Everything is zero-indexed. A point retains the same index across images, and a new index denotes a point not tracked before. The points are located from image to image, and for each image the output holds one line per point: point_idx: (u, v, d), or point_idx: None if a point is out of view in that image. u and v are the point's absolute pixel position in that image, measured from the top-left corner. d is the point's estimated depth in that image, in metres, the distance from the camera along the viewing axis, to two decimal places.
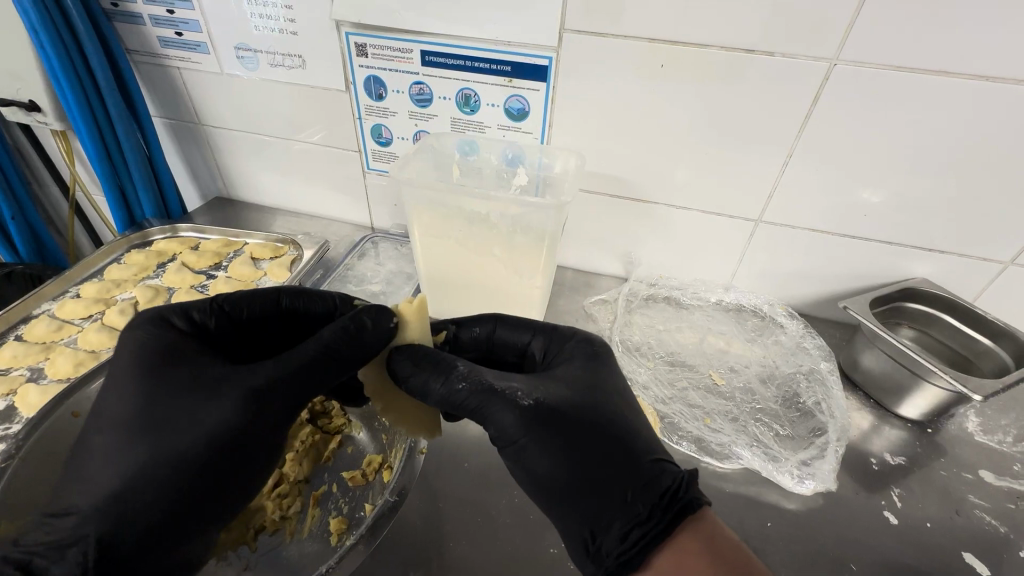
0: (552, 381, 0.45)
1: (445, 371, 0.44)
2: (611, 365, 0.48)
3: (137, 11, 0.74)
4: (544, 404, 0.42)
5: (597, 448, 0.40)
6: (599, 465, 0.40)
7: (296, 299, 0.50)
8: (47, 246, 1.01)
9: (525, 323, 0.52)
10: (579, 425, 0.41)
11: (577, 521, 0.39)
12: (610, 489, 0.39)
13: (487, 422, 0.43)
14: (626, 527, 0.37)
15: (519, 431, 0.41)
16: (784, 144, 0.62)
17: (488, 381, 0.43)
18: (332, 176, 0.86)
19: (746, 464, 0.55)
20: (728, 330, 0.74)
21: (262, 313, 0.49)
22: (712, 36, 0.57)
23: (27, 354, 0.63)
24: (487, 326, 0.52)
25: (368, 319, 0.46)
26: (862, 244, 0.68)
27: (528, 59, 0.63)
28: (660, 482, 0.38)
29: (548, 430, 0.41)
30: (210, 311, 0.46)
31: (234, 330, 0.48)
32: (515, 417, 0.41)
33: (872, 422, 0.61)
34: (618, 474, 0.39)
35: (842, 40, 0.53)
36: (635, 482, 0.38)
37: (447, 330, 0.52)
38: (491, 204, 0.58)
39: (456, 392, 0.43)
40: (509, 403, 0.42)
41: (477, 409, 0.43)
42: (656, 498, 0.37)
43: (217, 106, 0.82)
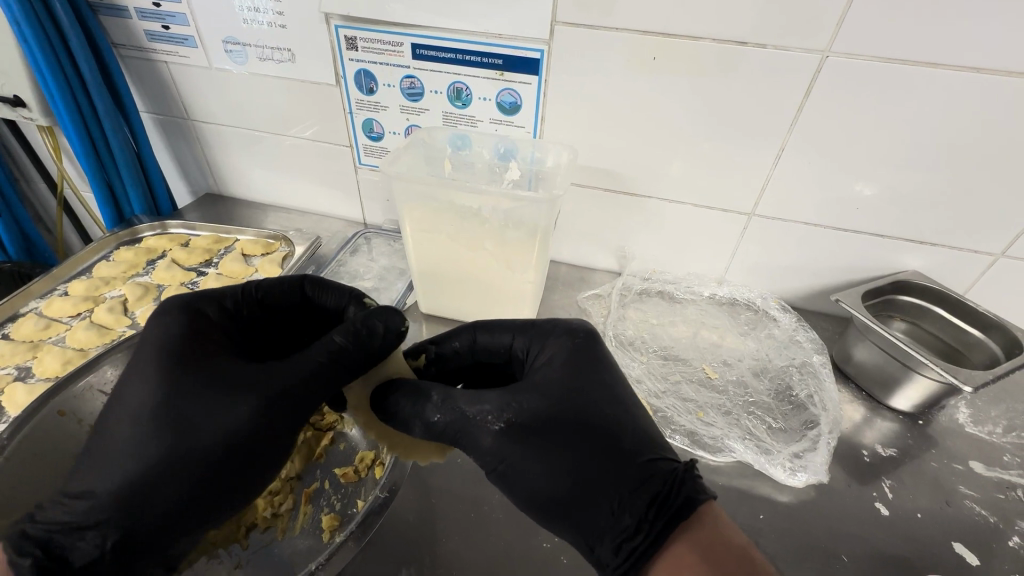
0: (527, 391, 0.44)
1: (421, 401, 0.44)
2: (597, 359, 0.47)
3: (122, 5, 0.73)
4: (517, 424, 0.41)
5: (580, 459, 0.40)
6: (584, 477, 0.40)
7: (319, 291, 0.51)
8: (35, 244, 0.99)
9: (501, 330, 0.51)
10: (556, 440, 0.41)
11: (572, 534, 0.40)
12: (598, 502, 0.39)
13: (468, 448, 0.43)
14: (618, 540, 0.37)
15: (497, 457, 0.42)
16: (776, 138, 0.62)
17: (461, 409, 0.43)
18: (323, 171, 0.85)
19: (739, 457, 0.55)
20: (722, 324, 0.74)
21: (286, 304, 0.51)
22: (704, 28, 0.56)
23: (14, 353, 0.62)
24: (465, 338, 0.51)
25: (378, 325, 0.46)
26: (854, 237, 0.68)
27: (519, 51, 0.63)
28: (648, 490, 0.38)
29: (526, 451, 0.41)
30: (241, 296, 0.48)
31: (261, 317, 0.50)
32: (491, 443, 0.42)
33: (863, 414, 0.62)
34: (603, 484, 0.39)
35: (833, 31, 0.53)
36: (623, 493, 0.38)
37: (427, 352, 0.52)
38: (483, 198, 0.57)
39: (432, 424, 0.44)
40: (483, 430, 0.42)
41: (457, 436, 0.43)
42: (644, 508, 0.38)
43: (206, 100, 0.81)
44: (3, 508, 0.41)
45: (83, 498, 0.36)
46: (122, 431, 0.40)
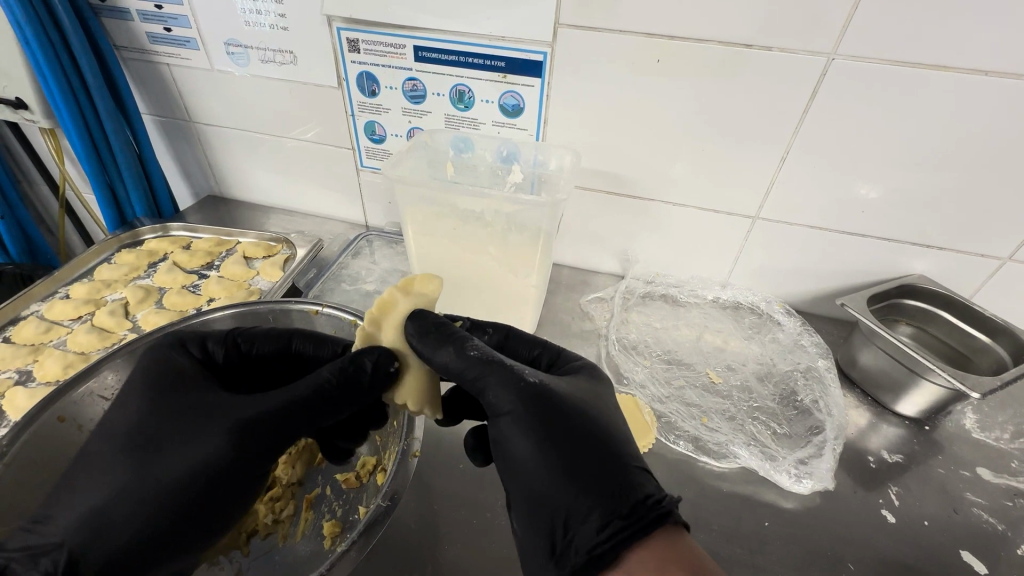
0: (556, 378, 0.44)
1: (460, 336, 0.44)
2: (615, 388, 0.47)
3: (124, 7, 0.73)
4: (546, 389, 0.41)
5: (590, 443, 0.39)
6: (591, 455, 0.38)
7: (306, 342, 0.48)
8: (37, 245, 1.00)
9: (535, 338, 0.51)
10: (575, 417, 0.40)
11: (553, 507, 0.37)
12: (597, 483, 0.37)
13: (484, 393, 0.42)
14: (605, 519, 0.35)
15: (515, 407, 0.40)
16: (781, 141, 0.62)
17: (497, 357, 0.43)
18: (326, 173, 0.85)
19: (744, 463, 0.54)
20: (725, 328, 0.73)
21: (271, 353, 0.48)
22: (708, 32, 0.56)
23: (15, 355, 0.62)
24: (499, 332, 0.51)
25: (368, 364, 0.44)
26: (860, 241, 0.67)
27: (522, 54, 0.63)
28: (643, 487, 0.37)
29: (544, 413, 0.40)
30: (223, 341, 0.47)
31: (239, 364, 0.47)
32: (515, 392, 0.40)
33: (869, 419, 0.61)
34: (605, 466, 0.38)
35: (839, 34, 0.53)
36: (623, 481, 0.37)
37: (463, 322, 0.52)
38: (485, 201, 0.57)
39: (464, 357, 0.43)
40: (513, 377, 0.41)
41: (476, 380, 0.42)
42: (640, 496, 0.36)
43: (208, 103, 0.81)
44: (5, 514, 0.41)
45: (85, 505, 0.36)
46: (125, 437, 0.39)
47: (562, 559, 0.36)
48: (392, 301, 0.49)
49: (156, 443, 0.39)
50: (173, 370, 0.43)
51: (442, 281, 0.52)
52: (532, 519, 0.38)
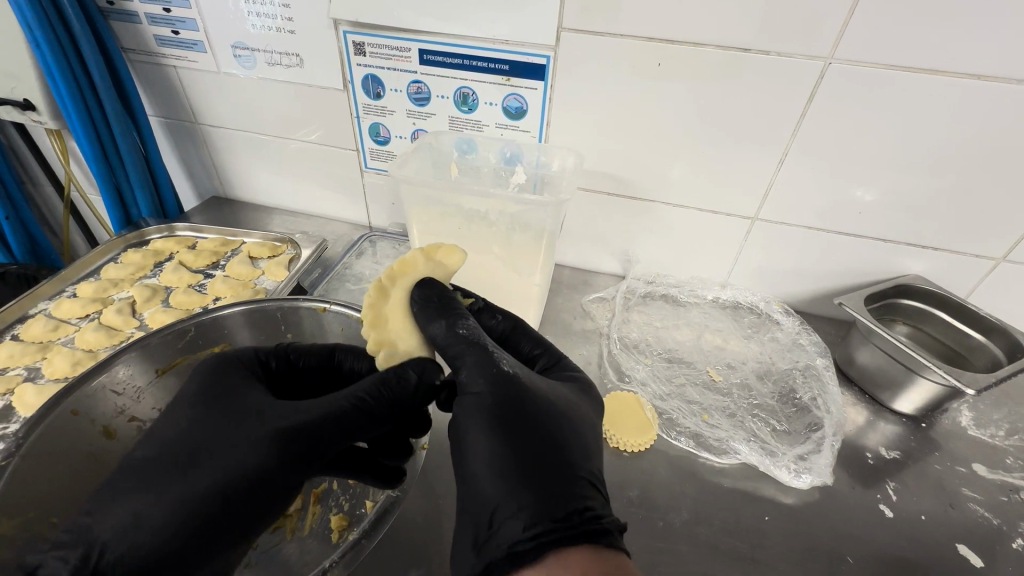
0: (536, 377, 0.45)
1: (456, 313, 0.47)
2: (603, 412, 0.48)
3: (133, 10, 0.74)
4: (517, 382, 0.42)
5: (546, 444, 0.39)
6: (542, 454, 0.38)
7: (348, 354, 0.51)
8: (41, 246, 1.00)
9: (539, 338, 0.52)
10: (539, 416, 0.41)
11: (488, 494, 0.37)
12: (540, 482, 0.37)
13: (460, 370, 0.44)
14: (535, 518, 0.34)
15: (482, 389, 0.41)
16: (779, 143, 0.63)
17: (483, 341, 0.44)
18: (330, 175, 0.86)
19: (744, 459, 0.55)
20: (725, 328, 0.74)
21: (315, 366, 0.50)
22: (708, 36, 0.57)
23: (24, 353, 0.63)
24: (507, 321, 0.52)
25: (412, 376, 0.45)
26: (857, 242, 0.68)
27: (526, 58, 0.64)
28: (584, 499, 0.36)
29: (508, 402, 0.41)
30: (275, 353, 0.49)
31: (284, 378, 0.50)
32: (487, 375, 0.42)
33: (867, 417, 0.62)
34: (554, 469, 0.38)
35: (836, 38, 0.54)
36: (566, 487, 0.37)
37: (475, 300, 0.53)
38: (490, 201, 0.58)
39: (451, 333, 0.45)
40: (489, 361, 0.42)
41: (456, 356, 0.44)
42: (579, 506, 0.36)
43: (214, 104, 0.81)
44: (21, 506, 0.42)
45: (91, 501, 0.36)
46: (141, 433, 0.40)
47: (481, 548, 0.35)
48: (413, 262, 0.51)
49: (178, 442, 0.39)
50: (219, 379, 0.44)
51: (464, 253, 0.53)
52: (468, 502, 0.38)
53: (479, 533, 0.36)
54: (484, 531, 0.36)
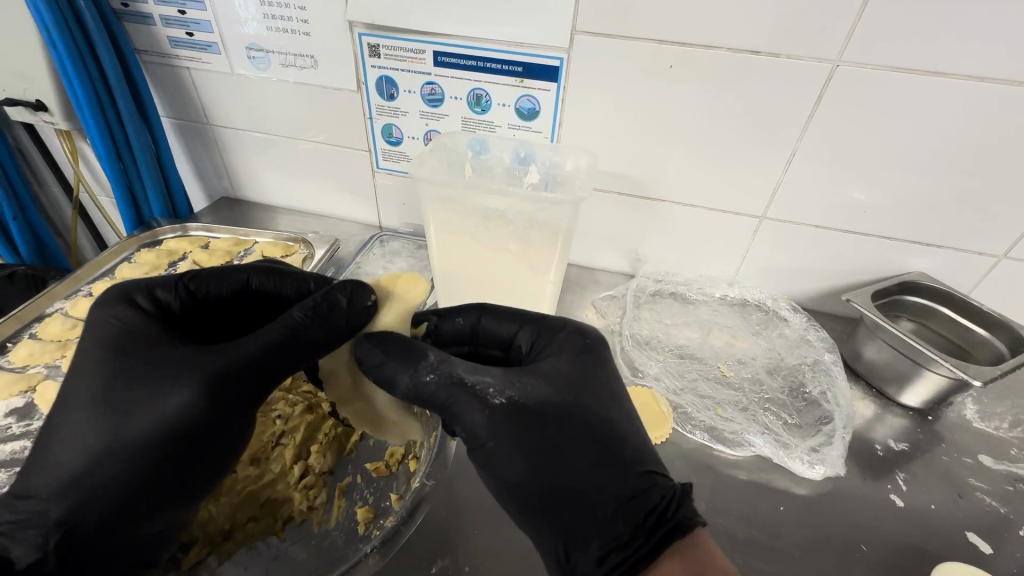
0: (531, 374, 0.45)
1: (414, 359, 0.45)
2: (602, 361, 0.49)
3: (147, 12, 0.74)
4: (518, 402, 0.43)
5: (581, 460, 0.42)
6: (583, 476, 0.41)
7: (265, 279, 0.51)
8: (50, 247, 1.00)
9: (513, 314, 0.52)
10: (558, 431, 0.42)
11: (553, 533, 0.41)
12: (593, 508, 0.40)
13: (456, 417, 0.44)
14: (602, 549, 0.39)
15: (489, 430, 0.43)
16: (788, 143, 0.64)
17: (458, 375, 0.44)
18: (341, 175, 0.87)
19: (758, 451, 0.56)
20: (734, 324, 0.75)
21: (228, 293, 0.50)
22: (719, 38, 0.59)
23: (44, 351, 0.62)
24: (470, 316, 0.52)
25: (341, 299, 0.47)
26: (863, 239, 0.70)
27: (540, 60, 0.65)
28: (648, 501, 0.40)
29: (519, 428, 0.42)
30: (173, 288, 0.47)
31: (199, 310, 0.49)
32: (485, 414, 0.43)
33: (874, 411, 0.63)
34: (604, 486, 0.41)
35: (843, 42, 0.56)
36: (619, 499, 0.40)
37: (428, 322, 0.52)
38: (507, 199, 0.58)
39: (422, 384, 0.44)
40: (479, 401, 0.43)
41: (446, 402, 0.44)
42: (641, 517, 0.40)
43: (227, 106, 0.82)
44: None
45: None
46: (145, 414, 0.40)
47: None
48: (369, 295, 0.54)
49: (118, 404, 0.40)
50: (139, 328, 0.43)
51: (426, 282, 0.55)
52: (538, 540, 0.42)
53: (559, 566, 0.41)
54: (566, 564, 0.40)
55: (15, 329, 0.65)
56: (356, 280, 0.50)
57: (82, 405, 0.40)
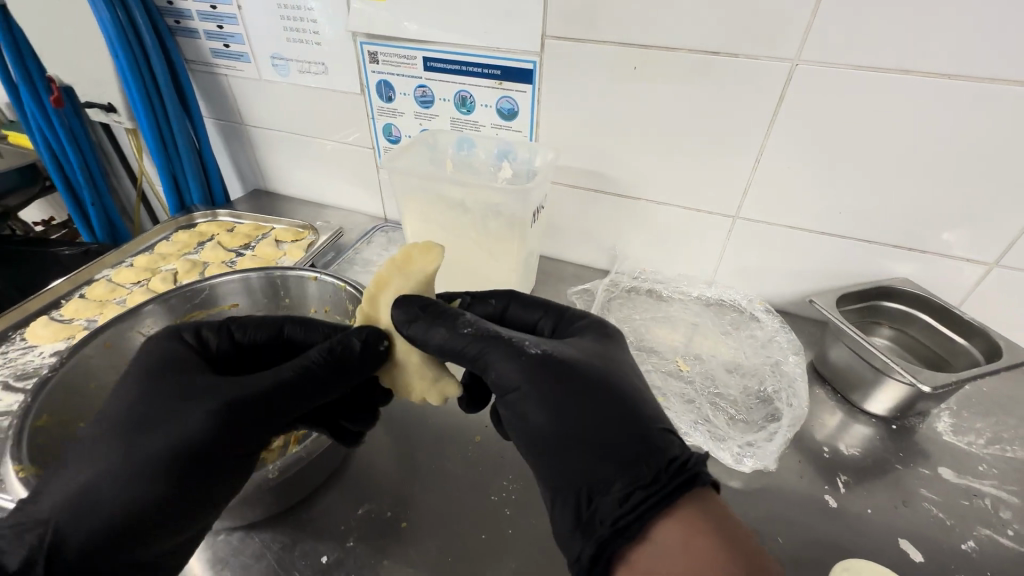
0: (560, 344, 0.48)
1: (452, 317, 0.48)
2: (620, 345, 0.51)
3: (194, 27, 0.87)
4: (548, 356, 0.45)
5: (603, 412, 0.43)
6: (607, 425, 0.42)
7: (296, 329, 0.52)
8: (119, 230, 1.17)
9: (540, 300, 0.56)
10: (587, 385, 0.44)
11: (577, 475, 0.41)
12: (615, 454, 0.40)
13: (489, 368, 0.46)
14: (629, 488, 0.38)
15: (519, 381, 0.44)
16: (754, 142, 0.65)
17: (496, 331, 0.46)
18: (351, 171, 0.96)
19: (690, 440, 0.57)
20: (704, 323, 0.75)
21: (264, 341, 0.52)
22: (679, 39, 0.61)
23: (87, 308, 0.74)
24: (501, 301, 0.56)
25: (355, 342, 0.48)
26: (840, 242, 0.69)
27: (515, 63, 0.70)
28: (665, 453, 0.40)
29: (548, 380, 0.44)
30: (216, 329, 0.51)
31: (236, 353, 0.52)
32: (516, 364, 0.44)
33: (836, 417, 0.62)
34: (629, 435, 0.41)
35: (800, 41, 0.56)
36: (643, 450, 0.40)
37: (461, 300, 0.56)
38: (467, 190, 0.63)
39: (459, 334, 0.46)
40: (515, 351, 0.45)
41: (479, 354, 0.46)
42: (663, 463, 0.39)
43: (258, 108, 0.94)
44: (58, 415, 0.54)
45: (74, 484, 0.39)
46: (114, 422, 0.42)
47: (585, 524, 0.39)
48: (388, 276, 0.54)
49: (126, 420, 0.41)
50: (169, 355, 0.47)
51: (441, 251, 0.54)
52: (558, 488, 0.41)
53: (580, 512, 0.40)
54: (586, 508, 0.39)
55: (68, 289, 0.77)
56: (372, 328, 0.51)
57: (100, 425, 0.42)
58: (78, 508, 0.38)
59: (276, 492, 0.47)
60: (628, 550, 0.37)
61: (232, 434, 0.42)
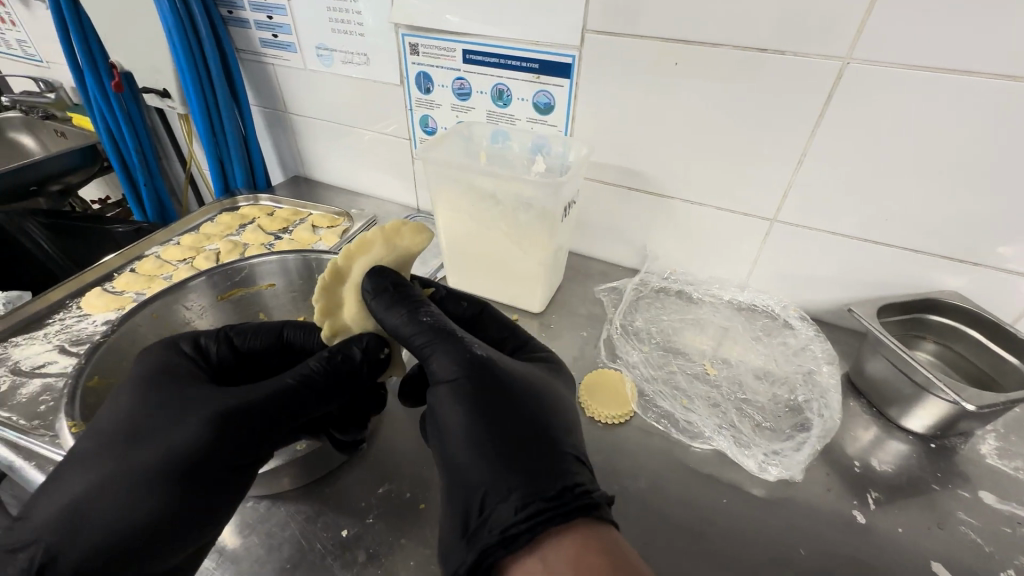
0: (504, 358, 0.50)
1: (418, 304, 0.51)
2: (562, 377, 0.54)
3: (245, 17, 0.90)
4: (488, 363, 0.47)
5: (521, 427, 0.44)
6: (522, 440, 0.43)
7: (296, 331, 0.57)
8: (167, 211, 1.23)
9: (496, 321, 0.58)
10: (513, 398, 0.46)
11: (479, 480, 0.41)
12: (521, 465, 0.41)
13: (431, 358, 0.48)
14: (526, 501, 0.39)
15: (453, 377, 0.46)
16: (796, 144, 0.63)
17: (448, 328, 0.49)
18: (387, 161, 0.98)
19: (714, 445, 0.56)
20: (735, 327, 0.73)
21: (263, 346, 0.56)
22: (723, 36, 0.59)
23: (137, 282, 0.78)
24: (473, 309, 0.59)
25: (356, 351, 0.52)
26: (884, 251, 0.66)
27: (554, 57, 0.70)
28: (570, 477, 0.41)
29: (479, 383, 0.46)
30: (216, 338, 0.54)
31: (236, 362, 0.55)
32: (457, 361, 0.47)
33: (870, 432, 0.59)
34: (539, 453, 0.43)
35: (852, 39, 0.54)
36: (549, 469, 0.41)
37: (435, 289, 0.61)
38: (500, 182, 0.63)
39: (416, 322, 0.49)
40: (460, 348, 0.47)
41: (424, 344, 0.48)
42: (566, 485, 0.40)
43: (302, 98, 0.97)
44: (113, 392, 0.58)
45: (66, 500, 0.41)
46: (108, 433, 0.44)
47: (474, 528, 0.39)
48: (371, 241, 0.57)
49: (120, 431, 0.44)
50: (161, 365, 0.49)
51: (429, 237, 0.58)
52: (459, 491, 0.42)
53: (471, 518, 0.40)
54: (479, 513, 0.40)
55: (120, 263, 0.82)
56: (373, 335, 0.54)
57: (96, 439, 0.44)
58: (68, 524, 0.40)
59: (302, 463, 0.50)
60: (509, 561, 0.37)
61: (232, 440, 0.44)
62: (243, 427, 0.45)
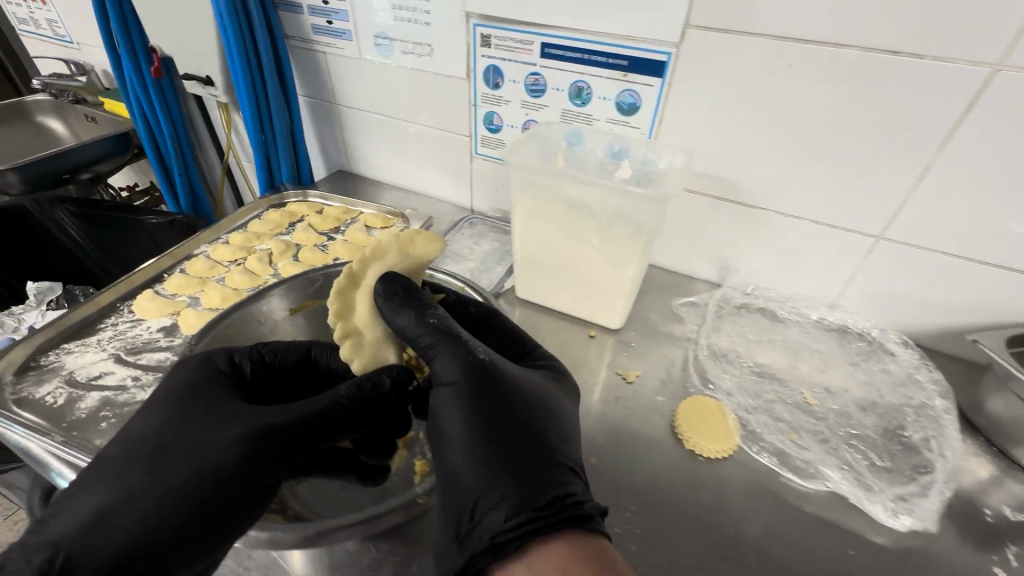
0: (506, 362, 0.49)
1: (428, 308, 0.50)
2: (566, 385, 0.52)
3: (298, 2, 0.85)
4: (492, 367, 0.46)
5: (519, 434, 0.43)
6: (516, 444, 0.42)
7: (324, 350, 0.56)
8: (202, 203, 1.18)
9: (500, 323, 0.57)
10: (511, 403, 0.45)
11: (471, 486, 0.40)
12: (512, 470, 0.40)
13: (434, 360, 0.48)
14: (516, 508, 0.38)
15: (453, 379, 0.45)
16: (919, 158, 0.57)
17: (454, 331, 0.48)
18: (442, 158, 0.93)
19: (833, 487, 0.52)
20: (829, 350, 0.68)
21: (293, 362, 0.55)
22: (849, 35, 0.54)
23: (189, 284, 0.74)
24: (484, 313, 0.57)
25: (385, 381, 0.50)
26: (1003, 274, 0.60)
27: (646, 54, 0.64)
28: (562, 487, 0.39)
29: (479, 387, 0.45)
30: (248, 355, 0.54)
31: (264, 376, 0.54)
32: (459, 364, 0.46)
33: (995, 475, 0.54)
34: (535, 458, 0.41)
35: (1008, 45, 0.48)
36: (542, 476, 0.40)
37: (444, 295, 0.60)
38: (594, 190, 0.58)
39: (422, 323, 0.49)
40: (462, 350, 0.46)
41: (428, 345, 0.48)
42: (558, 495, 0.39)
43: (354, 89, 0.91)
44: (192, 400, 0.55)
45: (89, 503, 0.40)
46: (132, 438, 0.44)
47: (464, 533, 0.39)
48: (386, 248, 0.57)
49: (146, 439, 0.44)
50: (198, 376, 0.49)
51: (443, 244, 0.57)
52: (450, 496, 0.41)
53: (462, 524, 0.39)
54: (469, 518, 0.39)
55: (170, 263, 0.78)
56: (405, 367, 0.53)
57: (124, 446, 0.43)
58: (85, 528, 0.38)
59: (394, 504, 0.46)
60: (498, 567, 0.37)
61: (264, 457, 0.44)
62: (277, 441, 0.45)
